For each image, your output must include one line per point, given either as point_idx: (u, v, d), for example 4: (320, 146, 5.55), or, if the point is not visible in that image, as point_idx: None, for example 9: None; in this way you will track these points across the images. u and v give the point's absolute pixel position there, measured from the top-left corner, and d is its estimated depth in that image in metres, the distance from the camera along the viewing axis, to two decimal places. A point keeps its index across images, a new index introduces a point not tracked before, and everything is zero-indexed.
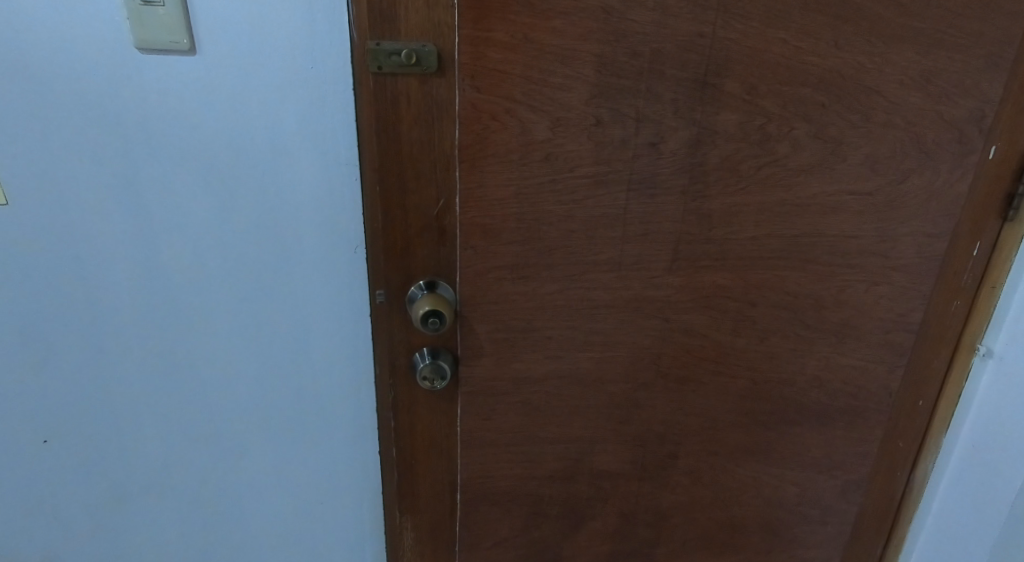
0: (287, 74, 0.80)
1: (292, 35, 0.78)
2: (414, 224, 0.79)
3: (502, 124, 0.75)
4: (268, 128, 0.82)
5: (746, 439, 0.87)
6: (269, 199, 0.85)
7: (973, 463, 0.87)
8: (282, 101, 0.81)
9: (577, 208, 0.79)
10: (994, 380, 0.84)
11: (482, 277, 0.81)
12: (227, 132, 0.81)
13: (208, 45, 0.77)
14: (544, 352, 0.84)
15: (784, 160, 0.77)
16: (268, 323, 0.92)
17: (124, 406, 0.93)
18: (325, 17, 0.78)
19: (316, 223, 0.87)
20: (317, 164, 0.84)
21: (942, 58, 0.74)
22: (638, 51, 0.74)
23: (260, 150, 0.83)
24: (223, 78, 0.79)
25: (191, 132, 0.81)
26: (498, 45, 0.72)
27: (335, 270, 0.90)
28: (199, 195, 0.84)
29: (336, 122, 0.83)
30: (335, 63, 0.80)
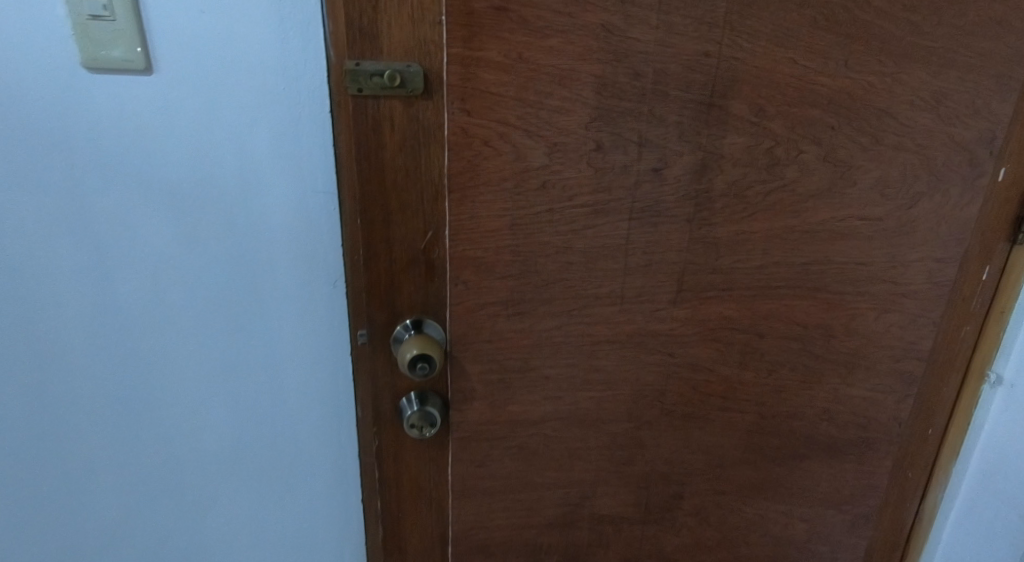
0: (257, 94, 0.72)
1: (261, 54, 0.71)
2: (399, 258, 0.74)
3: (494, 150, 0.70)
4: (236, 153, 0.74)
5: (754, 477, 0.83)
6: (240, 232, 0.77)
7: (983, 492, 0.85)
8: (251, 124, 0.73)
9: (577, 238, 0.74)
10: (1005, 408, 0.82)
11: (474, 314, 0.75)
12: (189, 160, 0.73)
13: (167, 64, 0.70)
14: (541, 393, 0.78)
15: (793, 185, 0.74)
16: (239, 366, 0.84)
17: (74, 459, 0.84)
18: (298, 35, 0.71)
19: (290, 258, 0.80)
20: (291, 193, 0.77)
21: (953, 78, 0.71)
22: (640, 71, 0.69)
23: (227, 180, 0.75)
24: (183, 101, 0.71)
25: (148, 160, 0.73)
26: (490, 66, 0.67)
27: (313, 306, 0.83)
28: (158, 228, 0.76)
29: (312, 148, 0.76)
30: (310, 84, 0.73)
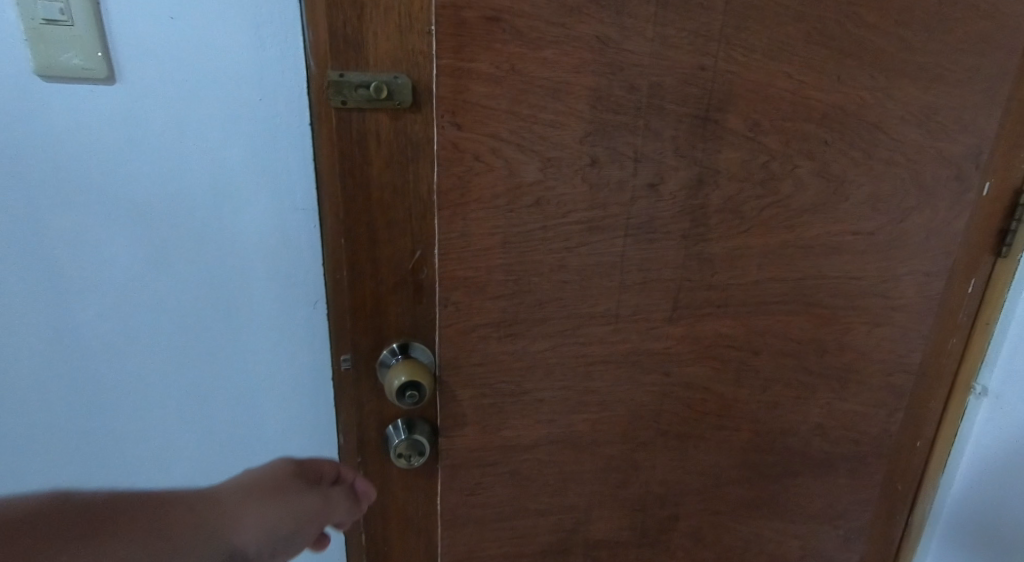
0: (230, 109, 0.69)
1: (235, 66, 0.68)
2: (386, 279, 0.70)
3: (486, 165, 0.67)
4: (207, 172, 0.71)
5: (749, 495, 0.81)
6: (211, 251, 0.74)
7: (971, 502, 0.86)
8: (223, 141, 0.70)
9: (571, 256, 0.71)
10: (990, 418, 0.83)
11: (465, 336, 0.72)
12: (157, 176, 0.70)
13: (132, 75, 0.66)
14: (534, 416, 0.75)
15: (788, 200, 0.73)
16: (209, 388, 0.82)
17: (38, 478, 0.83)
18: (275, 46, 0.68)
19: (266, 277, 0.77)
20: (266, 213, 0.74)
21: (941, 94, 0.72)
22: (636, 84, 0.68)
23: (197, 197, 0.72)
24: (150, 113, 0.68)
25: (111, 176, 0.69)
26: (482, 78, 0.65)
27: (289, 328, 0.80)
28: (122, 249, 0.72)
29: (290, 164, 0.72)
30: (288, 98, 0.70)
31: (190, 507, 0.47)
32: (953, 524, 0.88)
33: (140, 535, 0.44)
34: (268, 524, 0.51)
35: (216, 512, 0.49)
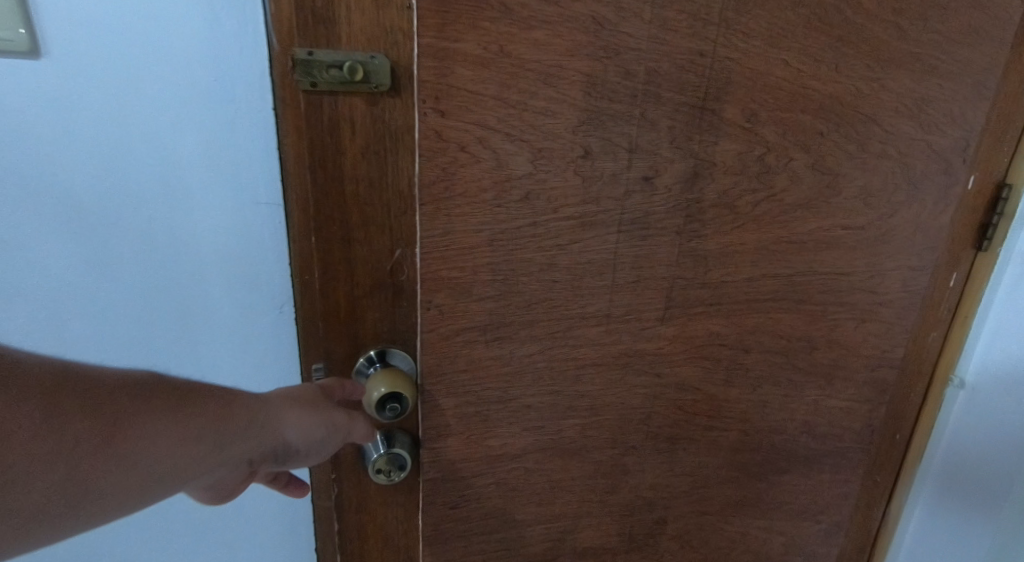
0: (185, 88, 0.68)
1: (188, 43, 0.66)
2: (362, 281, 0.64)
3: (472, 156, 0.62)
4: (162, 151, 0.70)
5: (735, 494, 0.80)
6: (168, 236, 0.74)
7: (949, 494, 0.86)
8: (179, 120, 0.69)
9: (562, 254, 0.67)
10: (966, 410, 0.83)
11: (449, 342, 0.67)
12: (105, 164, 0.70)
13: (71, 54, 0.65)
14: (521, 423, 0.71)
15: (783, 194, 0.70)
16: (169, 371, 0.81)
17: None
18: (233, 23, 0.67)
19: (225, 258, 0.77)
20: (225, 195, 0.73)
21: (934, 86, 0.70)
22: (632, 70, 0.63)
23: (152, 183, 0.71)
24: (94, 97, 0.67)
25: (57, 169, 0.69)
26: (468, 60, 0.59)
27: (253, 311, 0.80)
28: (73, 228, 0.72)
29: (250, 142, 0.72)
30: (249, 76, 0.69)
31: (243, 405, 0.55)
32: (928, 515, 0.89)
33: (208, 423, 0.51)
34: (302, 431, 0.58)
35: (261, 412, 0.56)
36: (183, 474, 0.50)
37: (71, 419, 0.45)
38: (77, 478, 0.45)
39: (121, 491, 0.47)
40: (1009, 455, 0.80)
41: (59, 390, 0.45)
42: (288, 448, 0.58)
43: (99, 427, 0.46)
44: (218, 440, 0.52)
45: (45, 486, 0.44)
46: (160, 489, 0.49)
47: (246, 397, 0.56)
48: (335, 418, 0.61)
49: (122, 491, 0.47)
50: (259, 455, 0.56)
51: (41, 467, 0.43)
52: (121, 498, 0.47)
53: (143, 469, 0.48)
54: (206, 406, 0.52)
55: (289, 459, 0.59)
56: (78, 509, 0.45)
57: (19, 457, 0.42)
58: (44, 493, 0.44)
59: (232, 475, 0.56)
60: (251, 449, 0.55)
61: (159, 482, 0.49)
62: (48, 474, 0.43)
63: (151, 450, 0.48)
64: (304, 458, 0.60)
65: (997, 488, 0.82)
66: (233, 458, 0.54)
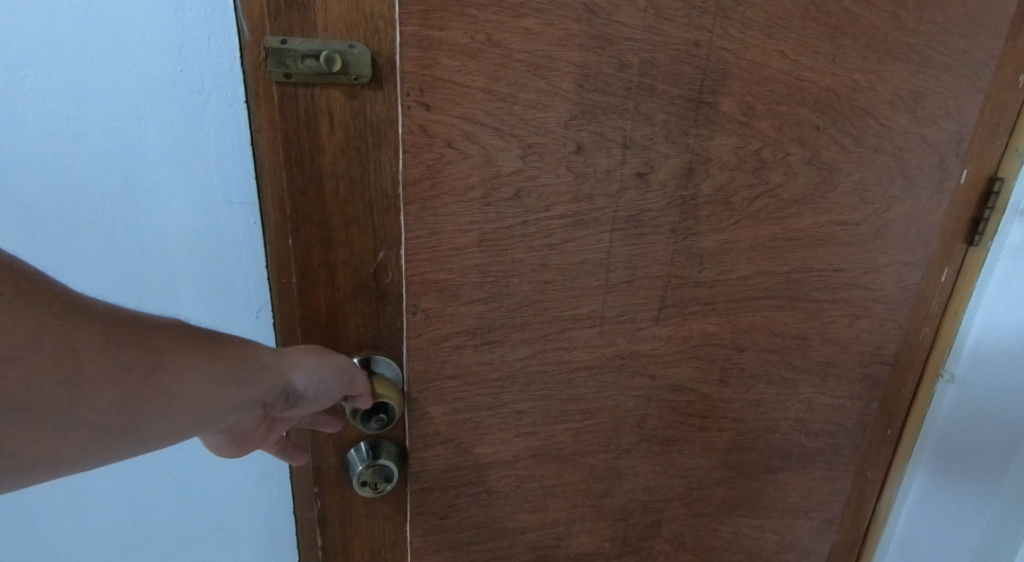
0: (148, 76, 0.65)
1: (150, 30, 0.63)
2: (343, 286, 0.60)
3: (459, 152, 0.58)
4: (126, 143, 0.67)
5: (728, 495, 0.79)
6: (134, 235, 0.71)
7: (940, 489, 0.85)
8: (143, 111, 0.66)
9: (553, 254, 0.64)
10: (956, 405, 0.82)
11: (436, 347, 0.64)
12: (63, 159, 0.66)
13: (22, 42, 0.62)
14: (512, 430, 0.69)
15: (778, 190, 0.68)
16: None
17: None
18: (198, 10, 0.63)
19: (198, 257, 0.73)
20: (194, 190, 0.70)
21: (929, 78, 0.69)
22: (626, 61, 0.60)
23: (115, 178, 0.68)
24: (48, 88, 0.64)
25: (11, 166, 0.66)
26: (455, 50, 0.55)
27: (227, 312, 0.76)
28: (36, 219, 0.68)
29: (221, 134, 0.68)
30: (217, 66, 0.66)
31: (257, 350, 0.54)
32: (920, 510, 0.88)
33: (228, 365, 0.51)
34: (316, 377, 0.57)
35: (273, 357, 0.55)
36: (208, 412, 0.49)
37: (123, 347, 0.44)
38: (127, 403, 0.45)
39: (161, 423, 0.47)
40: (996, 451, 0.79)
41: (112, 324, 0.44)
42: (303, 395, 0.57)
43: (144, 356, 0.45)
44: (237, 381, 0.51)
45: (98, 412, 0.43)
46: (188, 428, 0.48)
47: (261, 344, 0.55)
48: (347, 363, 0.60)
49: (164, 421, 0.47)
50: (271, 398, 0.55)
51: (99, 392, 0.43)
52: (162, 429, 0.47)
53: (175, 405, 0.47)
54: (225, 350, 0.51)
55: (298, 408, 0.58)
56: (121, 437, 0.45)
57: (79, 383, 0.42)
58: (96, 421, 0.44)
59: (245, 421, 0.55)
60: (268, 393, 0.54)
61: (188, 419, 0.48)
62: (103, 395, 0.43)
63: (182, 386, 0.47)
64: (316, 405, 0.59)
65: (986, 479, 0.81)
66: (250, 401, 0.53)
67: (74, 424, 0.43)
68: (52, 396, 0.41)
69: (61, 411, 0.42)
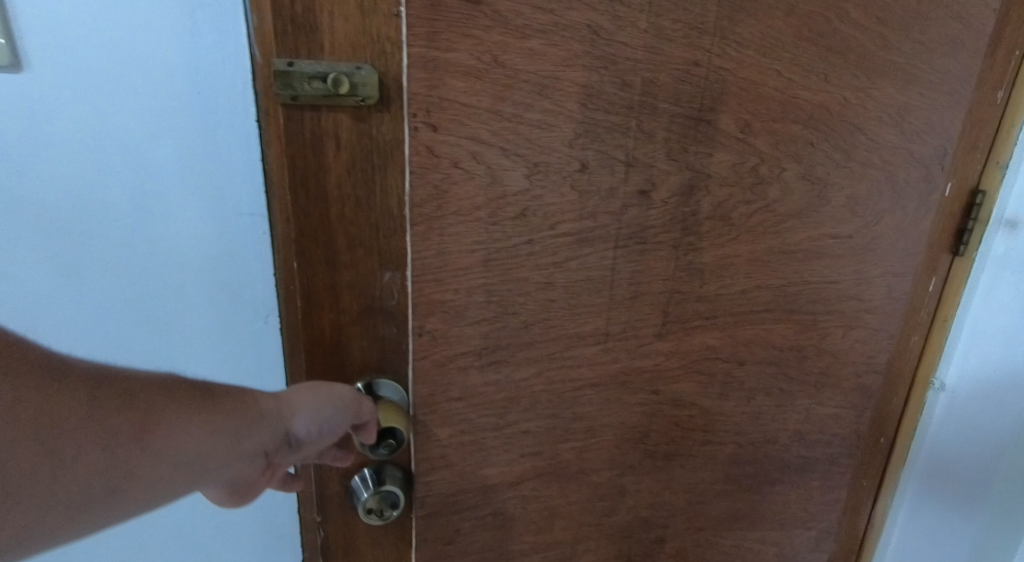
0: (166, 97, 0.68)
1: (168, 53, 0.66)
2: (349, 309, 0.60)
3: (465, 172, 0.58)
4: (141, 158, 0.70)
5: (730, 508, 0.80)
6: (151, 275, 0.75)
7: (930, 496, 0.87)
8: (158, 129, 0.69)
9: (559, 272, 0.64)
10: (947, 413, 0.84)
11: (442, 369, 0.63)
12: (83, 205, 0.70)
13: (49, 93, 0.66)
14: (518, 450, 0.68)
15: (775, 205, 0.69)
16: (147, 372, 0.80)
17: None
18: (212, 34, 0.67)
19: (213, 294, 0.77)
20: (205, 203, 0.73)
21: (915, 95, 0.71)
22: (628, 80, 0.61)
23: (136, 222, 0.72)
24: (73, 137, 0.67)
25: (35, 183, 0.69)
26: (462, 71, 0.55)
27: (235, 317, 0.79)
28: (55, 231, 0.71)
29: (237, 176, 0.73)
30: (230, 87, 0.69)
31: (254, 398, 0.54)
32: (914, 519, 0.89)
33: (224, 416, 0.50)
34: (319, 419, 0.56)
35: (272, 402, 0.54)
36: (206, 466, 0.48)
37: (109, 410, 0.44)
38: (115, 467, 0.44)
39: (154, 484, 0.46)
40: (988, 461, 0.82)
41: (96, 387, 0.44)
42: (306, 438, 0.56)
43: (132, 418, 0.45)
44: (234, 430, 0.50)
45: (85, 480, 0.43)
46: (186, 484, 0.48)
47: (259, 391, 0.55)
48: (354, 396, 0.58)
49: (156, 482, 0.46)
50: (272, 445, 0.54)
51: (85, 458, 0.43)
52: (156, 490, 0.46)
53: (169, 464, 0.46)
54: (223, 401, 0.51)
55: (302, 449, 0.57)
56: (111, 503, 0.44)
57: (61, 452, 0.41)
58: (83, 490, 0.43)
59: (249, 473, 0.54)
60: (269, 440, 0.53)
61: (184, 478, 0.47)
62: (89, 460, 0.43)
63: (175, 444, 0.47)
64: (319, 446, 0.58)
65: (977, 487, 0.83)
66: (250, 451, 0.52)
67: (59, 494, 0.42)
68: (33, 466, 0.41)
69: (43, 482, 0.41)
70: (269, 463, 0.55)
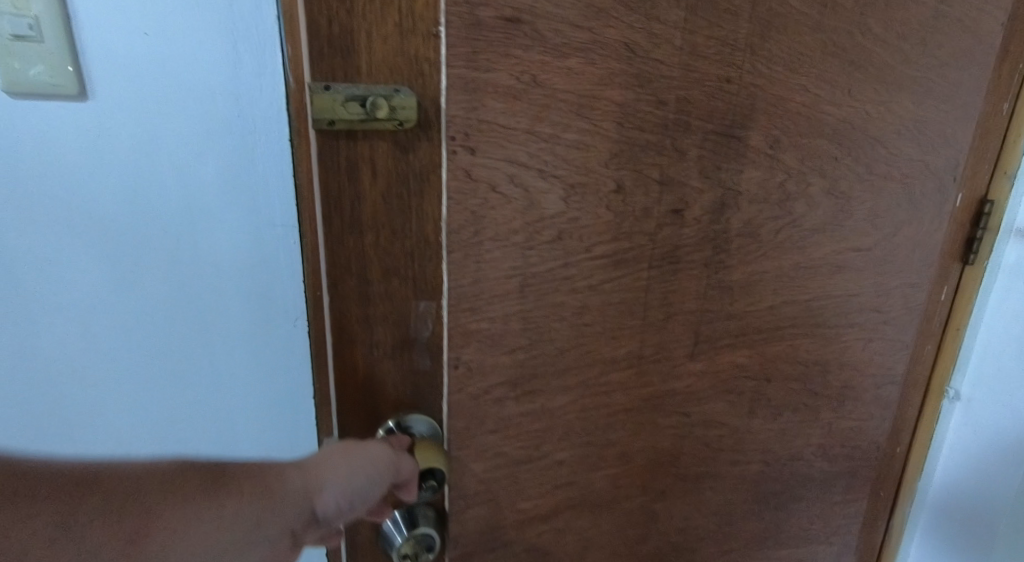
0: (207, 121, 0.64)
1: (209, 76, 0.63)
2: (383, 342, 0.56)
3: (503, 196, 0.56)
4: (181, 183, 0.66)
5: (757, 527, 0.79)
6: (171, 298, 0.71)
7: (951, 502, 0.89)
8: (200, 153, 0.65)
9: (594, 296, 0.62)
10: (964, 422, 0.86)
11: (478, 401, 0.60)
12: (126, 230, 0.67)
13: (96, 115, 0.63)
14: (552, 482, 0.66)
15: (801, 220, 0.69)
16: (185, 396, 0.76)
17: None
18: (251, 55, 0.63)
19: (236, 318, 0.73)
20: (241, 227, 0.69)
21: (930, 108, 0.71)
22: (663, 98, 0.59)
23: (156, 243, 0.68)
24: (99, 153, 0.64)
25: (82, 207, 0.66)
26: (501, 92, 0.53)
27: (271, 342, 0.75)
28: (99, 256, 0.68)
29: (269, 192, 0.68)
30: (269, 109, 0.65)
31: (278, 472, 0.50)
32: (933, 527, 0.91)
33: (241, 501, 0.47)
34: (347, 485, 0.52)
35: (295, 476, 0.51)
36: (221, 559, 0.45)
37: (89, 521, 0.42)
38: None
39: None
40: (1007, 467, 0.83)
41: (73, 495, 0.42)
42: (336, 512, 0.52)
43: (121, 525, 0.42)
44: (253, 515, 0.47)
45: None
46: None
47: (283, 463, 0.51)
48: (383, 440, 0.56)
49: None
50: (299, 524, 0.50)
51: None
52: None
53: None
54: (240, 483, 0.47)
55: (333, 523, 0.52)
56: None
57: None
58: None
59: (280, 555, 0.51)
60: (293, 520, 0.49)
61: None
62: None
63: (181, 541, 0.44)
64: (355, 518, 0.54)
65: (998, 494, 0.84)
66: (275, 535, 0.48)
67: None
68: None
69: None
70: (299, 543, 0.51)
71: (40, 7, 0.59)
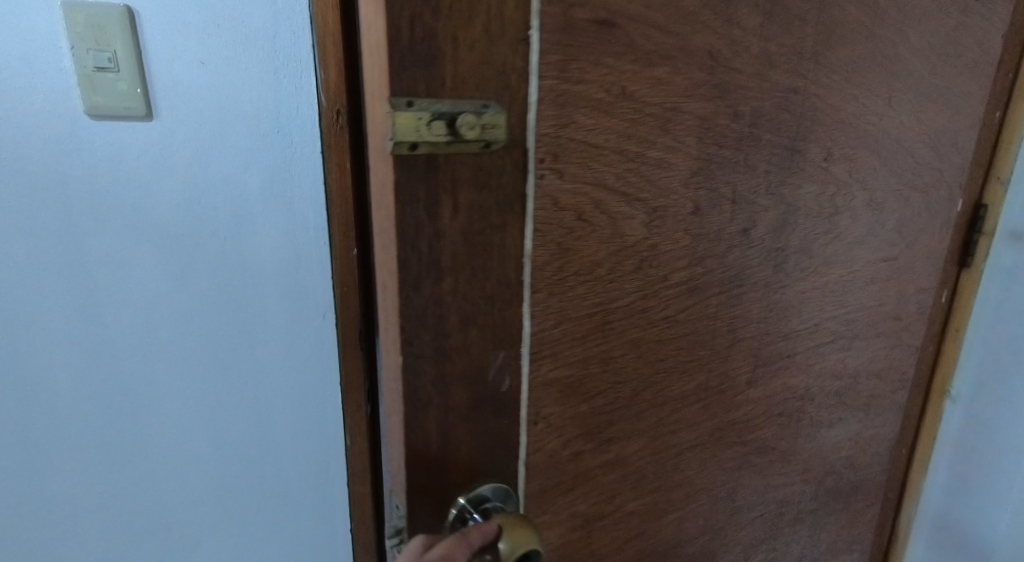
0: (254, 134, 0.66)
1: (257, 94, 0.65)
2: (457, 404, 0.47)
3: (588, 225, 0.49)
4: (225, 192, 0.67)
5: (795, 549, 0.77)
6: (216, 304, 0.70)
7: (954, 496, 0.92)
8: (245, 166, 0.66)
9: (671, 328, 0.56)
10: (965, 422, 0.89)
11: (555, 459, 0.52)
12: (176, 237, 0.67)
13: (159, 132, 0.64)
14: (624, 535, 0.59)
15: (845, 234, 0.67)
16: (225, 406, 0.73)
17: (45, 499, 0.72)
18: (291, 73, 0.65)
19: (273, 322, 0.72)
20: (283, 228, 0.69)
21: (948, 116, 0.72)
22: (739, 110, 0.54)
23: (205, 247, 0.68)
24: (138, 155, 0.64)
25: (136, 214, 0.65)
26: (591, 105, 0.46)
27: (306, 346, 0.73)
28: (152, 267, 0.67)
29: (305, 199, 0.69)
30: (303, 124, 0.67)
31: None
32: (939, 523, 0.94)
33: None
34: None
35: None
36: None
37: None
38: None
39: None
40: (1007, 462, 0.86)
41: None
42: None
43: None
44: None
45: None
46: None
47: None
48: (459, 539, 0.45)
49: None
50: None
51: None
52: None
53: None
54: None
55: None
56: None
57: None
58: None
59: None
60: None
61: None
62: None
63: None
64: None
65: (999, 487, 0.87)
66: None
67: None
68: None
69: None
70: None
71: (117, 37, 0.61)
